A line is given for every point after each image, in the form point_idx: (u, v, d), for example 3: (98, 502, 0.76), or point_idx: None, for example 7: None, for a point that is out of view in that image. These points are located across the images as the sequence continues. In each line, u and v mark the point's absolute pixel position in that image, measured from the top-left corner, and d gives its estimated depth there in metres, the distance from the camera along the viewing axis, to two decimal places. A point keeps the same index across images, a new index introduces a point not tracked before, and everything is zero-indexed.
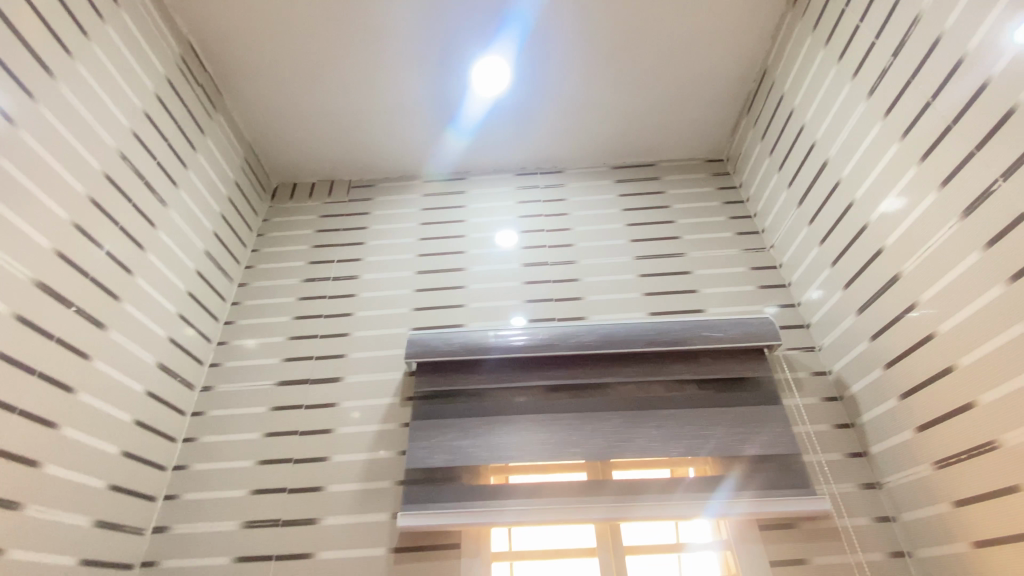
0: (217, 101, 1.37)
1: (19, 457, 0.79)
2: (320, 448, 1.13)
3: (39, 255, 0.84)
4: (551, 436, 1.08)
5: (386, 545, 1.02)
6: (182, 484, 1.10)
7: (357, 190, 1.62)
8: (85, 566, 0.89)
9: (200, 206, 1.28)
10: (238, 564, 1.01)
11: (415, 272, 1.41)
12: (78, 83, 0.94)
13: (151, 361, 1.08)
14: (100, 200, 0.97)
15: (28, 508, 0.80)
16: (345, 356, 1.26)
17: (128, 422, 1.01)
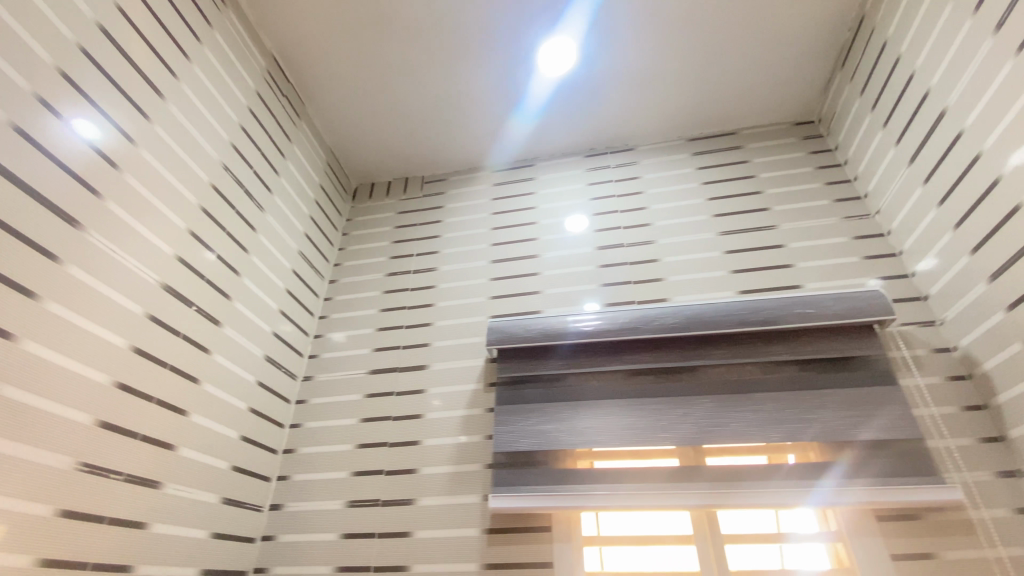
0: (301, 110, 1.46)
1: (158, 441, 0.90)
2: (412, 433, 1.18)
3: (163, 261, 0.94)
4: (638, 421, 1.06)
5: (478, 526, 1.05)
6: (292, 466, 1.19)
7: (431, 185, 1.66)
8: (216, 538, 1.00)
9: (292, 210, 1.37)
10: (344, 540, 1.09)
11: (490, 261, 1.43)
12: (183, 103, 1.03)
13: (259, 354, 1.18)
14: (209, 209, 1.07)
15: (168, 486, 0.90)
16: (429, 345, 1.31)
17: (244, 409, 1.11)
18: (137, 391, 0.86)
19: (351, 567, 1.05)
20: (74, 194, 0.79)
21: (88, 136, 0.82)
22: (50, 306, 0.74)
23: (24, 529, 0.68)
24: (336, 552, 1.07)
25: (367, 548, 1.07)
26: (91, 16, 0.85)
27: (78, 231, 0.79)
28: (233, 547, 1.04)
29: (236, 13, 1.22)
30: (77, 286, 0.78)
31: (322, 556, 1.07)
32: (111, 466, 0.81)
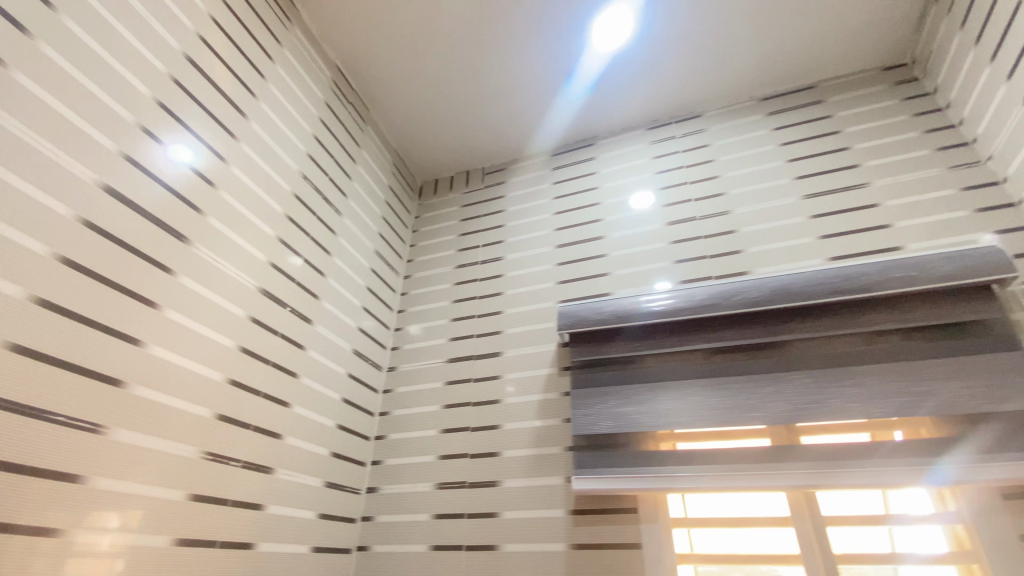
0: (366, 114, 1.52)
1: (267, 431, 0.99)
2: (492, 418, 1.22)
3: (258, 267, 1.03)
4: (723, 400, 1.02)
5: (563, 508, 1.07)
6: (384, 451, 1.27)
7: (492, 175, 1.68)
8: (322, 518, 1.08)
9: (366, 211, 1.44)
10: (435, 520, 1.14)
11: (556, 246, 1.42)
12: (262, 120, 1.11)
13: (347, 348, 1.26)
14: (293, 216, 1.15)
15: (279, 471, 0.99)
16: (501, 332, 1.33)
17: (338, 399, 1.19)
18: (246, 386, 0.95)
19: (444, 546, 1.11)
20: (179, 213, 0.88)
21: (185, 159, 0.91)
22: (168, 314, 0.83)
23: (165, 510, 0.78)
24: (430, 532, 1.13)
25: (457, 528, 1.12)
26: (179, 50, 0.93)
27: (186, 246, 0.88)
28: (337, 526, 1.13)
29: (302, 29, 1.29)
30: (189, 295, 0.87)
31: (417, 536, 1.14)
32: (230, 454, 0.90)
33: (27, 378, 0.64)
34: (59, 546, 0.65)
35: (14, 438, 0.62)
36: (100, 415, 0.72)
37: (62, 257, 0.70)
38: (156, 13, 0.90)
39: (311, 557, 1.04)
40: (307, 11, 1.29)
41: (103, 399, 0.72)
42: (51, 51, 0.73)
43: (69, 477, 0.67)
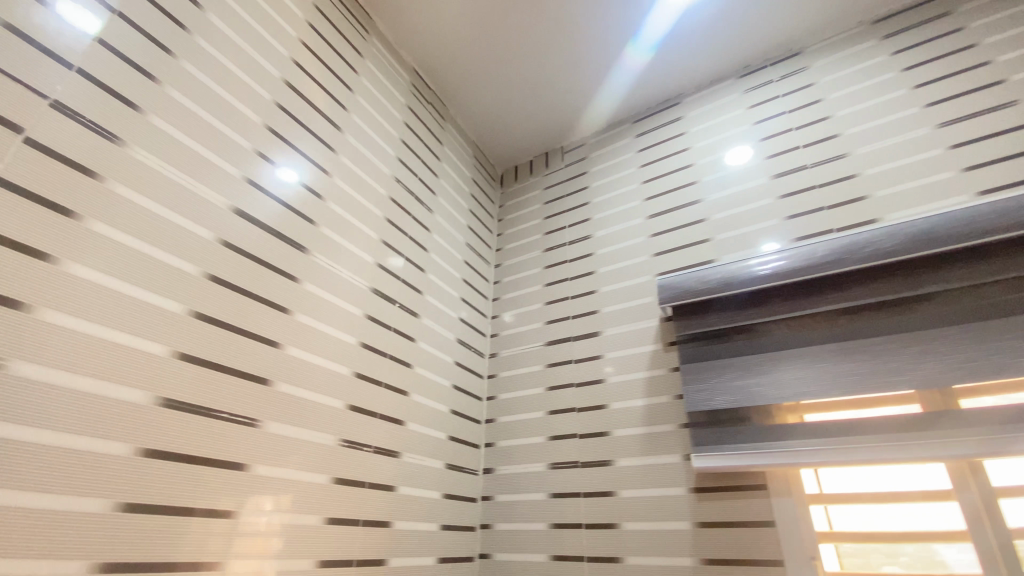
0: (444, 111, 1.56)
1: (390, 418, 1.06)
2: (598, 397, 1.21)
3: (366, 268, 1.10)
4: (857, 366, 0.93)
5: (684, 486, 1.04)
6: (495, 434, 1.32)
7: (572, 153, 1.65)
8: (446, 498, 1.16)
9: (453, 205, 1.48)
10: (552, 499, 1.17)
11: (647, 217, 1.37)
12: (354, 131, 1.18)
13: (451, 338, 1.32)
14: (390, 217, 1.22)
15: (404, 455, 1.07)
16: (598, 312, 1.31)
17: (448, 386, 1.26)
18: (368, 378, 1.03)
19: (563, 525, 1.13)
20: (295, 224, 0.96)
21: (295, 175, 0.99)
22: (299, 317, 0.92)
23: (315, 492, 0.87)
24: (548, 511, 1.16)
25: (575, 507, 1.13)
26: (279, 77, 1.02)
27: (304, 255, 0.96)
28: (460, 505, 1.19)
29: (379, 38, 1.35)
30: (312, 299, 0.96)
31: (536, 514, 1.17)
32: (363, 441, 0.98)
33: (196, 381, 0.74)
34: (237, 524, 0.75)
35: (193, 433, 0.72)
36: (255, 410, 0.81)
37: (210, 275, 0.79)
38: (257, 46, 0.98)
39: (440, 534, 1.11)
40: (381, 20, 1.35)
41: (256, 396, 0.82)
42: (179, 95, 0.82)
43: (237, 465, 0.77)
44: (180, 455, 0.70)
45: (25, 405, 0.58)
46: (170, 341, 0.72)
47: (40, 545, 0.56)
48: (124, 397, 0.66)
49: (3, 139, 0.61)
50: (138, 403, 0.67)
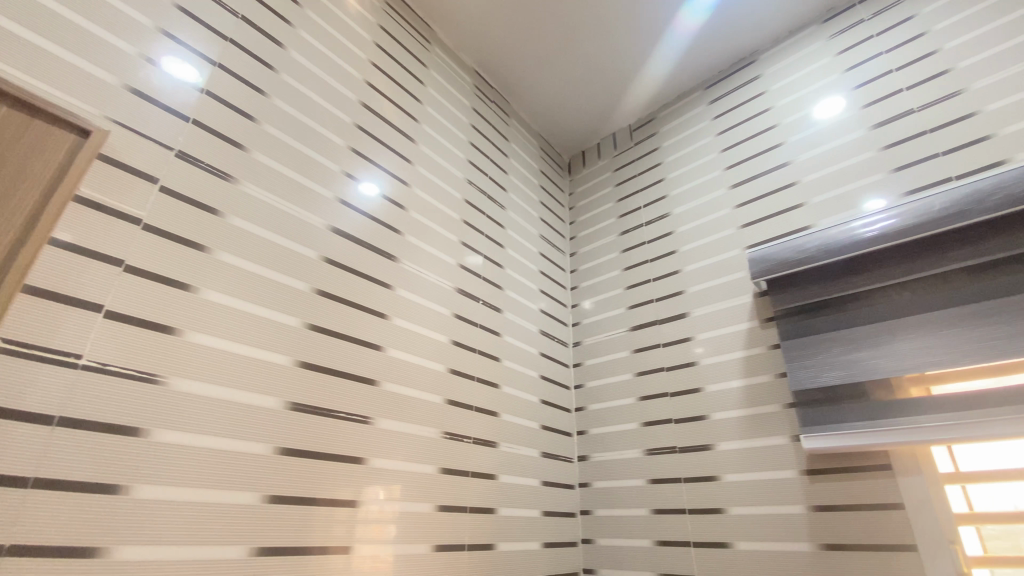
0: (506, 107, 1.58)
1: (485, 410, 1.11)
2: (691, 380, 1.18)
3: (449, 270, 1.15)
4: (994, 330, 0.83)
5: (796, 468, 0.98)
6: (586, 422, 1.33)
7: (641, 131, 1.60)
8: (545, 485, 1.19)
9: (525, 199, 1.50)
10: (652, 485, 1.16)
11: (730, 188, 1.30)
12: (426, 139, 1.23)
13: (535, 330, 1.34)
14: (466, 218, 1.26)
15: (502, 445, 1.12)
16: (684, 292, 1.27)
17: (536, 377, 1.28)
18: (462, 374, 1.09)
19: (666, 510, 1.12)
20: (382, 234, 1.03)
21: (376, 188, 1.05)
22: (395, 320, 0.99)
23: (425, 482, 0.93)
24: (648, 496, 1.15)
25: (677, 491, 1.12)
26: (356, 99, 1.09)
27: (394, 263, 1.03)
28: (558, 491, 1.22)
29: (439, 45, 1.39)
30: (405, 303, 1.02)
31: (636, 500, 1.17)
32: (463, 433, 1.04)
33: (316, 385, 0.83)
34: (360, 512, 0.82)
35: (318, 432, 0.81)
36: (367, 409, 0.89)
37: (317, 289, 0.88)
38: (333, 74, 1.06)
39: (543, 520, 1.15)
40: (440, 28, 1.39)
41: (366, 396, 0.89)
42: (274, 130, 0.91)
43: (356, 459, 0.84)
44: (309, 451, 0.79)
45: (186, 414, 0.67)
46: (291, 351, 0.81)
47: (209, 531, 0.66)
48: (259, 403, 0.75)
49: (145, 190, 0.71)
50: (272, 407, 0.76)
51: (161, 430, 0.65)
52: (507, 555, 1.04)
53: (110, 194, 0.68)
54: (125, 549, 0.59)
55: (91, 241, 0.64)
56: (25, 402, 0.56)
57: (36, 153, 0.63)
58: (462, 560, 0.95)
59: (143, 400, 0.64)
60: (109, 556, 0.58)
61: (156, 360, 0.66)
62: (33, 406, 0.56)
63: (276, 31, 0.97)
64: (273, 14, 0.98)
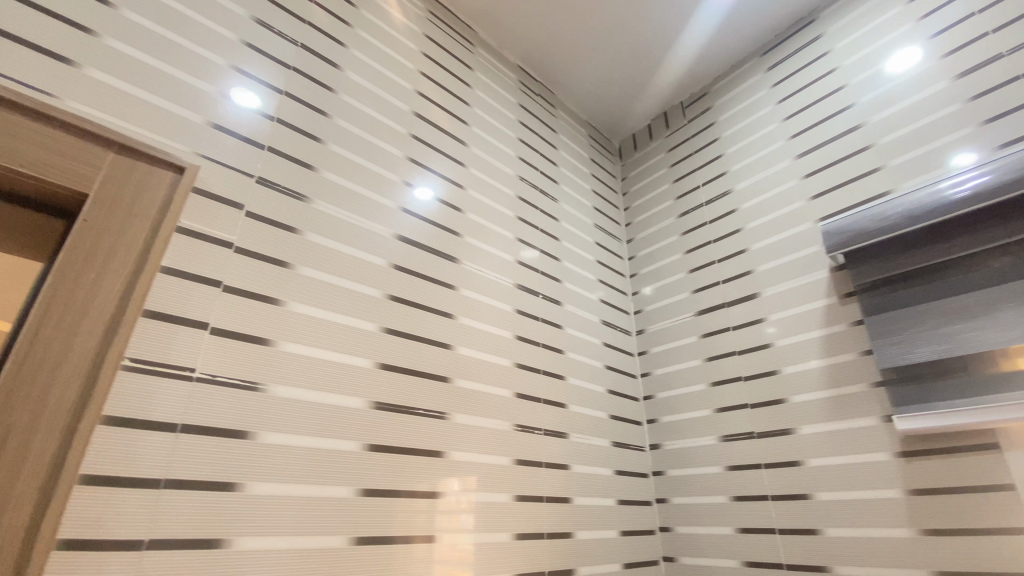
0: (552, 99, 1.57)
1: (553, 402, 1.13)
2: (767, 363, 1.14)
3: (508, 266, 1.18)
4: None
5: (889, 450, 0.93)
6: (656, 410, 1.31)
7: (693, 107, 1.55)
8: (618, 474, 1.19)
9: (577, 190, 1.50)
10: (730, 472, 1.13)
11: (796, 157, 1.23)
12: (478, 140, 1.26)
13: (597, 320, 1.34)
14: (521, 215, 1.28)
15: (573, 435, 1.14)
16: (753, 272, 1.22)
17: (602, 367, 1.29)
18: (528, 368, 1.11)
19: (747, 497, 1.09)
20: (441, 237, 1.07)
21: (431, 193, 1.09)
22: (461, 319, 1.03)
23: (500, 473, 0.97)
24: (727, 483, 1.13)
25: (757, 478, 1.08)
26: (408, 109, 1.13)
27: (456, 264, 1.07)
28: (632, 480, 1.22)
29: (482, 45, 1.41)
30: (469, 302, 1.06)
31: (715, 488, 1.14)
32: (534, 425, 1.06)
33: (395, 385, 0.88)
34: (441, 503, 0.86)
35: (399, 429, 0.85)
36: (442, 405, 0.93)
37: (388, 295, 0.93)
38: (386, 87, 1.10)
39: (618, 508, 1.15)
40: (482, 28, 1.41)
41: (441, 393, 0.94)
42: (338, 148, 0.96)
43: (436, 453, 0.89)
44: (392, 446, 0.84)
45: (284, 417, 0.74)
46: (370, 354, 0.86)
47: (311, 522, 0.72)
48: (346, 403, 0.81)
49: (233, 216, 0.78)
50: (358, 407, 0.82)
51: (264, 432, 0.71)
52: (586, 544, 1.06)
53: (206, 223, 0.75)
54: (243, 539, 0.66)
55: (192, 266, 0.72)
56: (153, 412, 0.63)
57: (143, 192, 0.70)
58: (543, 548, 0.98)
59: (247, 405, 0.71)
60: (233, 546, 0.65)
61: (255, 368, 0.73)
62: (160, 415, 0.64)
63: (331, 54, 1.03)
64: (327, 38, 1.03)
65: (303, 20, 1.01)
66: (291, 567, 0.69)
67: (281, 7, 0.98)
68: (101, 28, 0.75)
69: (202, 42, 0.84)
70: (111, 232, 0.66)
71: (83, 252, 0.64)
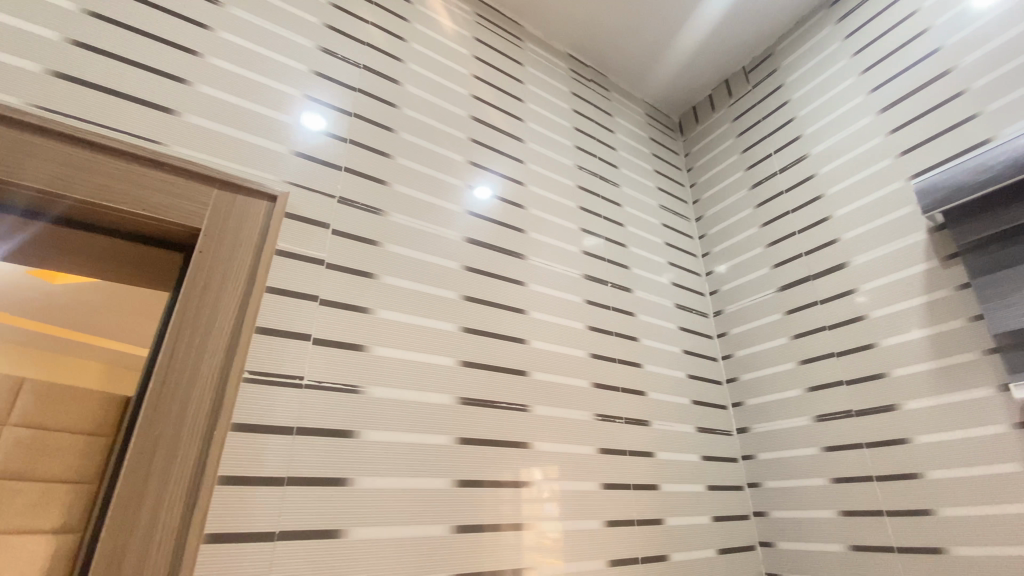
0: (605, 83, 1.55)
1: (632, 390, 1.13)
2: (862, 336, 1.07)
3: (576, 258, 1.18)
4: None
5: (1007, 423, 0.86)
6: (741, 393, 1.27)
7: (757, 72, 1.47)
8: (705, 459, 1.17)
9: (639, 172, 1.47)
10: (828, 453, 1.07)
11: (878, 113, 1.15)
12: (535, 135, 1.27)
13: (670, 304, 1.32)
14: (585, 204, 1.28)
15: (655, 422, 1.13)
16: (839, 240, 1.15)
17: (680, 352, 1.26)
18: (604, 357, 1.11)
19: (848, 478, 1.03)
20: (508, 235, 1.09)
21: (489, 191, 1.11)
22: (534, 314, 1.05)
23: (585, 462, 0.98)
24: (825, 465, 1.07)
25: (859, 458, 1.02)
26: (467, 114, 1.16)
27: (525, 260, 1.09)
28: (721, 465, 1.19)
29: (531, 39, 1.41)
30: (540, 296, 1.08)
31: (811, 470, 1.09)
32: (614, 414, 1.07)
33: (478, 381, 0.92)
34: (525, 492, 0.89)
35: (485, 423, 0.89)
36: (524, 398, 0.96)
37: (463, 296, 0.97)
38: (444, 96, 1.14)
39: (708, 494, 1.14)
40: (529, 22, 1.41)
41: (521, 386, 0.96)
42: (406, 160, 1.01)
43: (521, 444, 0.92)
44: (480, 439, 0.88)
45: (382, 416, 0.80)
46: (453, 353, 0.91)
47: (414, 513, 0.77)
48: (434, 400, 0.86)
49: (322, 235, 0.85)
50: (447, 404, 0.86)
51: (367, 431, 0.77)
52: (677, 530, 1.05)
53: (299, 244, 0.82)
54: (356, 530, 0.72)
55: (292, 284, 0.79)
56: (272, 417, 0.71)
57: (244, 220, 0.78)
58: (634, 535, 0.98)
59: (349, 407, 0.77)
60: (349, 536, 0.71)
61: (353, 373, 0.79)
62: (278, 420, 0.71)
63: (391, 71, 1.08)
64: (385, 55, 1.09)
65: (363, 42, 1.06)
66: (400, 554, 0.74)
67: (343, 34, 1.04)
68: (194, 77, 0.83)
69: (278, 77, 0.92)
70: (222, 259, 0.74)
71: (202, 278, 0.72)
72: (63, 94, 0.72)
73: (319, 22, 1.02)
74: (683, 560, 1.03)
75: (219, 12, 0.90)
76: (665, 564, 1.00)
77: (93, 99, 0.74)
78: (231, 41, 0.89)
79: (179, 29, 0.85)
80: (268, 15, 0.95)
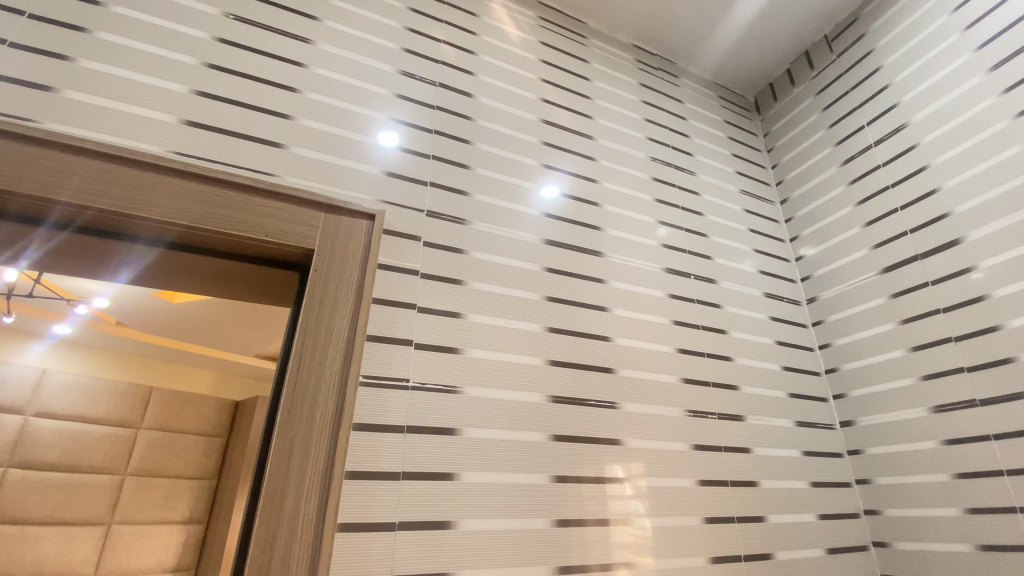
0: (674, 71, 1.51)
1: (723, 384, 1.10)
2: (984, 318, 0.97)
3: (655, 252, 1.17)
4: None
5: None
6: (844, 384, 1.19)
7: (841, 40, 1.38)
8: (807, 455, 1.12)
9: (715, 158, 1.42)
10: (949, 448, 0.99)
11: (989, 70, 1.04)
12: (606, 131, 1.27)
13: (758, 293, 1.27)
14: (661, 196, 1.26)
15: (751, 417, 1.10)
16: (950, 214, 1.05)
17: (772, 343, 1.21)
18: (691, 351, 1.10)
19: (974, 474, 0.95)
20: (585, 234, 1.10)
21: (558, 190, 1.12)
22: (618, 311, 1.06)
23: (678, 458, 0.97)
24: (945, 459, 0.99)
25: (986, 453, 0.94)
26: (537, 117, 1.19)
27: (603, 257, 1.10)
28: (824, 460, 1.13)
29: (595, 35, 1.41)
30: (620, 293, 1.08)
31: (929, 465, 1.01)
32: (706, 409, 1.05)
33: (566, 378, 0.94)
34: (611, 488, 0.89)
35: (577, 420, 0.91)
36: (613, 395, 0.97)
37: (547, 296, 0.99)
38: (515, 102, 1.17)
39: (812, 490, 1.09)
40: (592, 19, 1.41)
41: (608, 384, 0.97)
42: (483, 169, 1.05)
43: (613, 441, 0.93)
44: (573, 436, 0.90)
45: (481, 415, 0.84)
46: (542, 352, 0.94)
47: (515, 507, 0.81)
48: (527, 399, 0.89)
49: (415, 247, 0.91)
50: (540, 403, 0.90)
51: (468, 429, 0.82)
52: (780, 527, 1.01)
53: (396, 256, 0.88)
54: (464, 522, 0.77)
55: (393, 294, 0.85)
56: (385, 417, 0.77)
57: (349, 239, 0.85)
58: (734, 532, 0.96)
59: (451, 407, 0.82)
60: (461, 527, 0.76)
61: (453, 375, 0.85)
62: (391, 421, 0.77)
63: (464, 84, 1.13)
64: (459, 70, 1.14)
65: (437, 60, 1.12)
66: (506, 547, 0.78)
67: (418, 55, 1.10)
68: (295, 111, 0.92)
69: (364, 103, 0.99)
70: (334, 275, 0.82)
71: (319, 293, 0.79)
72: (191, 138, 0.82)
73: (396, 47, 1.08)
74: (789, 559, 0.99)
75: (310, 49, 0.99)
76: (770, 562, 0.97)
77: (216, 141, 0.83)
78: (323, 74, 0.98)
79: (278, 69, 0.94)
80: (351, 46, 1.03)
